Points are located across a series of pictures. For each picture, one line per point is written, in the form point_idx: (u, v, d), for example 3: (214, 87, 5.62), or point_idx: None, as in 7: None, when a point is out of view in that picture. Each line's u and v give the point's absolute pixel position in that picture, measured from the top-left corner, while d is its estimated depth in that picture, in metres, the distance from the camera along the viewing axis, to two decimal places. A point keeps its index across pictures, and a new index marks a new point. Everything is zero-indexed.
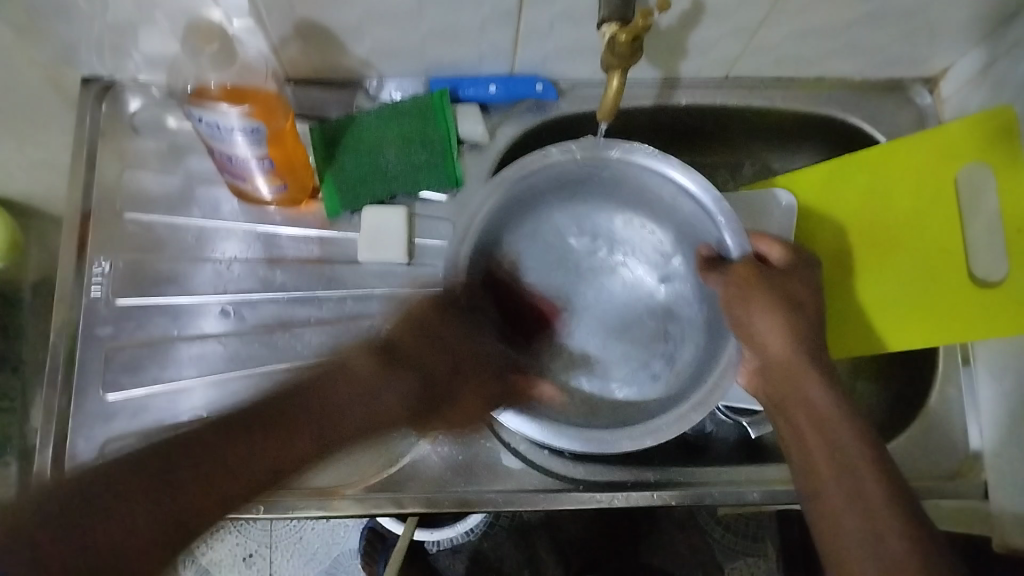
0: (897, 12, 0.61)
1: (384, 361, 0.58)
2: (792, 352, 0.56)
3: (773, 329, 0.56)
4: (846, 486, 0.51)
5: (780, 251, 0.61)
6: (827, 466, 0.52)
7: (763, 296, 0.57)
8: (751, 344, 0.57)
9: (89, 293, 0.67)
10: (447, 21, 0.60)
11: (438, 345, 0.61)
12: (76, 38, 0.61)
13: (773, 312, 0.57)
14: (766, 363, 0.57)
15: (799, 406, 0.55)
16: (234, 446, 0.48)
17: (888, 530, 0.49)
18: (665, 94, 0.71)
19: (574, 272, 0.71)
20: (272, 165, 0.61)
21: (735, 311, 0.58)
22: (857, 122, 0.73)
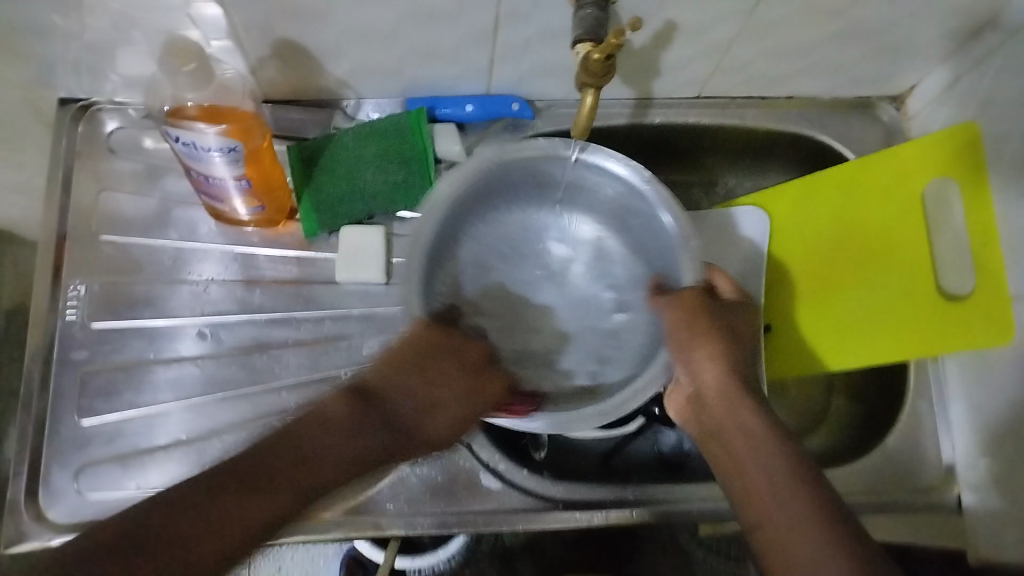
0: (863, 30, 0.63)
1: (359, 407, 0.55)
2: (725, 381, 0.55)
3: (708, 359, 0.56)
4: (783, 511, 0.49)
5: (733, 290, 0.61)
6: (765, 495, 0.50)
7: (704, 326, 0.57)
8: (685, 371, 0.57)
9: (64, 316, 0.66)
10: (424, 42, 0.61)
11: (418, 378, 0.57)
12: (52, 60, 0.61)
13: (708, 340, 0.57)
14: (699, 391, 0.56)
15: (734, 433, 0.53)
16: (231, 499, 0.47)
17: (824, 558, 0.46)
18: (639, 113, 0.72)
19: (528, 268, 0.70)
20: (249, 184, 0.61)
21: (679, 341, 0.58)
22: (827, 139, 0.74)
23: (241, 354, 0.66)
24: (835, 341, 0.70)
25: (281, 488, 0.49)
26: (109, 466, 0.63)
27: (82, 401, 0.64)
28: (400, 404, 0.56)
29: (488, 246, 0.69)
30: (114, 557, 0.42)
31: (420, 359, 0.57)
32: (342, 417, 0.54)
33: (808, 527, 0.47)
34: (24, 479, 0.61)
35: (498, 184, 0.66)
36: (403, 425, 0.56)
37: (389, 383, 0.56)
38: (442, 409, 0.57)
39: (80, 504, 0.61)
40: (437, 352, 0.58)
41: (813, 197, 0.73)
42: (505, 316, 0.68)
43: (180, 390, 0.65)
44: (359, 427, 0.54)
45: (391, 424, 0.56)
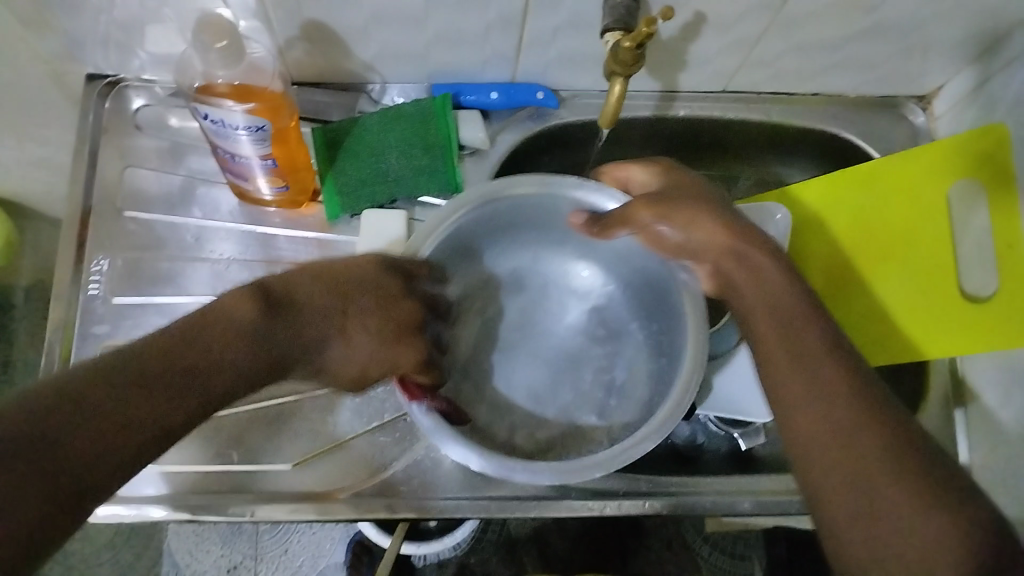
0: (893, 26, 0.63)
1: (268, 316, 0.48)
2: (730, 240, 0.55)
3: (708, 234, 0.56)
4: (820, 380, 0.48)
5: (643, 175, 0.61)
6: (794, 360, 0.49)
7: (679, 199, 0.57)
8: (687, 249, 0.58)
9: (87, 290, 0.66)
10: (452, 27, 0.61)
11: (338, 299, 0.51)
12: (81, 34, 0.61)
13: (698, 218, 0.56)
14: (714, 265, 0.56)
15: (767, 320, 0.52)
16: (127, 402, 0.40)
17: (869, 428, 0.45)
18: (664, 106, 0.72)
19: (528, 326, 0.68)
20: (274, 165, 0.61)
21: (664, 230, 0.57)
22: (852, 138, 0.74)
23: None
24: (861, 333, 0.69)
25: (184, 382, 0.43)
26: None
27: None
28: (309, 323, 0.50)
29: (492, 306, 0.68)
30: (23, 459, 0.35)
31: (337, 276, 0.53)
32: (247, 332, 0.46)
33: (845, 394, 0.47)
34: None
35: (493, 219, 0.65)
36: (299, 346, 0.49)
37: (310, 296, 0.51)
38: (355, 335, 0.51)
39: None
40: (367, 277, 0.53)
41: (846, 188, 0.71)
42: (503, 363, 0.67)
43: None
44: (260, 342, 0.47)
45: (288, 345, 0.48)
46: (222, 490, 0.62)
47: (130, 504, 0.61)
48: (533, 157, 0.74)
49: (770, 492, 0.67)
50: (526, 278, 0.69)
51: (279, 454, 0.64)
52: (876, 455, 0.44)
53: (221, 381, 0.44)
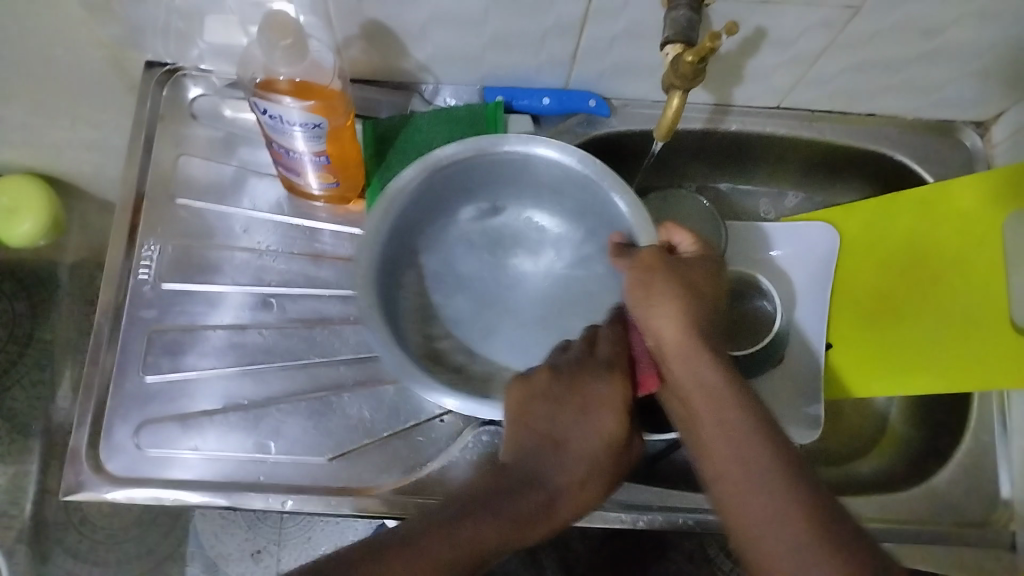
0: (957, 51, 0.61)
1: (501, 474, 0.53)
2: (685, 332, 0.53)
3: (672, 320, 0.53)
4: (750, 489, 0.47)
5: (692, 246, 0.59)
6: (729, 462, 0.48)
7: (660, 279, 0.55)
8: (646, 325, 0.55)
9: (136, 275, 0.68)
10: (510, 31, 0.61)
11: (551, 429, 0.54)
12: (144, 23, 0.62)
13: (665, 299, 0.53)
14: (659, 346, 0.54)
15: (699, 400, 0.51)
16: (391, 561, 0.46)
17: (799, 541, 0.44)
18: (716, 119, 0.71)
19: (491, 272, 0.68)
20: (327, 160, 0.62)
21: (638, 297, 0.55)
22: (904, 160, 0.73)
23: (304, 327, 0.68)
24: (881, 371, 0.69)
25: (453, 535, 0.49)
26: (171, 423, 0.64)
27: (148, 358, 0.66)
28: (548, 465, 0.53)
29: (455, 252, 0.68)
30: None
31: (540, 409, 0.55)
32: (483, 495, 0.52)
33: (781, 500, 0.46)
34: (88, 429, 0.63)
35: (459, 174, 0.65)
36: (567, 481, 0.53)
37: (513, 444, 0.55)
38: (574, 442, 0.54)
39: (138, 458, 0.63)
40: (552, 387, 0.55)
41: (891, 215, 0.72)
42: (457, 309, 0.66)
43: (242, 355, 0.67)
44: (536, 485, 0.53)
45: (533, 489, 0.52)
46: (258, 480, 0.63)
47: (169, 489, 0.62)
48: None
49: None
50: (495, 230, 0.69)
51: (317, 448, 0.64)
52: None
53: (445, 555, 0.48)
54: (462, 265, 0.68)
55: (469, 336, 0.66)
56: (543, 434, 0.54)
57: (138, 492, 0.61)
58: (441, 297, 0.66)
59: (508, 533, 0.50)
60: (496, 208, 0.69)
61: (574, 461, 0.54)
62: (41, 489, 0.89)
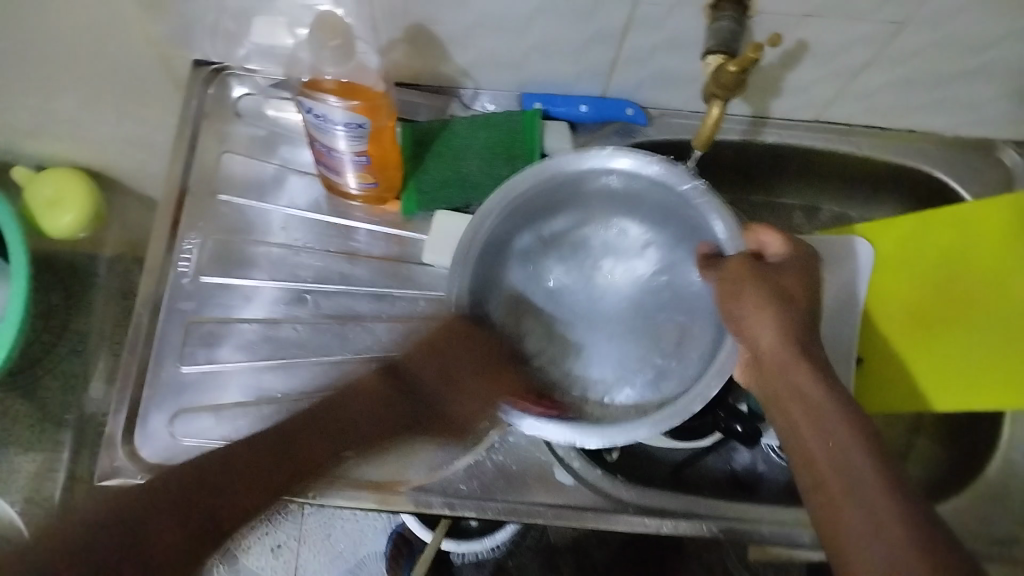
0: (1002, 69, 0.61)
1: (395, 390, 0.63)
2: (779, 345, 0.54)
3: (764, 322, 0.55)
4: (848, 485, 0.49)
5: (781, 247, 0.59)
6: (825, 459, 0.50)
7: (752, 291, 0.56)
8: (741, 337, 0.57)
9: (177, 267, 0.69)
10: (554, 38, 0.62)
11: (446, 370, 0.63)
12: (195, 23, 0.63)
13: (760, 310, 0.55)
14: (756, 355, 0.56)
15: (792, 398, 0.53)
16: (258, 468, 0.53)
17: (894, 532, 0.46)
18: (753, 130, 0.71)
19: (580, 285, 0.68)
20: (367, 160, 0.63)
21: (729, 308, 0.57)
22: (942, 177, 0.73)
23: (337, 323, 0.69)
24: (933, 385, 0.68)
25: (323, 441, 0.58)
26: (205, 413, 0.65)
27: (186, 349, 0.67)
28: (425, 388, 0.64)
29: (545, 266, 0.68)
30: (168, 523, 0.48)
31: (439, 344, 0.63)
32: (378, 396, 0.62)
33: (878, 499, 0.47)
34: (124, 415, 0.64)
35: (540, 200, 0.65)
36: (465, 415, 0.65)
37: (418, 365, 0.64)
38: (469, 396, 0.64)
39: (173, 447, 0.64)
40: (444, 343, 0.63)
41: (933, 228, 0.71)
42: (541, 328, 0.67)
43: (276, 349, 0.68)
44: (401, 396, 0.63)
45: (411, 399, 0.63)
46: None
47: None
48: None
49: None
50: (581, 241, 0.69)
51: None
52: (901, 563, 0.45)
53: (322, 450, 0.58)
54: (551, 276, 0.68)
55: (554, 350, 0.67)
56: (437, 368, 0.64)
57: None
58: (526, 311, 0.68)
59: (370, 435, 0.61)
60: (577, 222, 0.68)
61: (475, 397, 0.64)
62: (69, 476, 0.91)
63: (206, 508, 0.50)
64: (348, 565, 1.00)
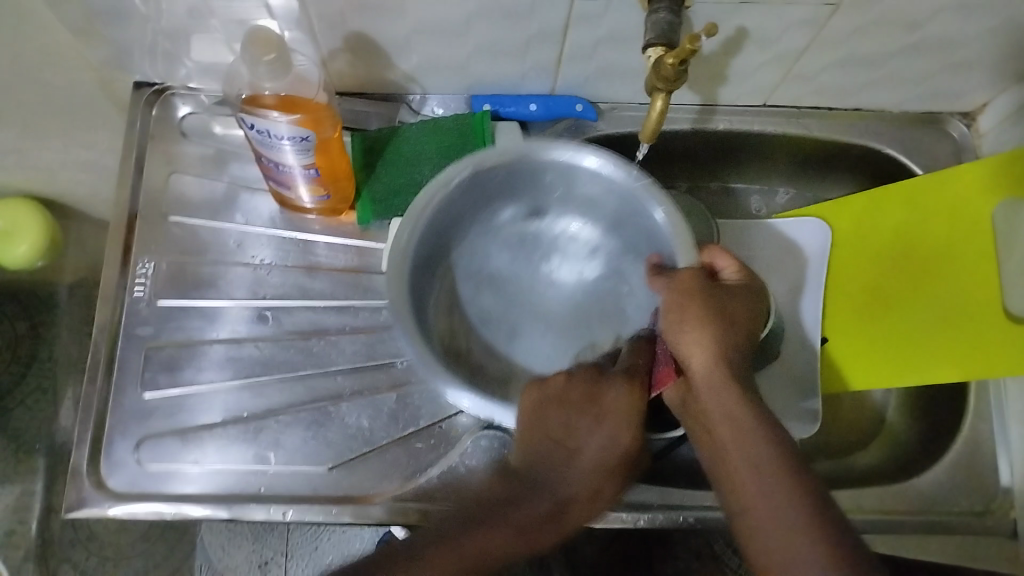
0: (942, 43, 0.62)
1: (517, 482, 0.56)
2: (711, 365, 0.54)
3: (694, 341, 0.55)
4: (762, 509, 0.48)
5: (735, 271, 0.60)
6: (742, 472, 0.50)
7: (694, 308, 0.56)
8: (676, 355, 0.56)
9: (132, 293, 0.68)
10: (494, 39, 0.61)
11: (557, 434, 0.56)
12: (133, 44, 0.62)
13: (699, 328, 0.55)
14: (687, 371, 0.56)
15: (717, 419, 0.53)
16: None
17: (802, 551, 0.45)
18: (703, 119, 0.72)
19: (524, 276, 0.69)
20: (317, 174, 0.62)
21: (668, 323, 0.57)
22: (893, 154, 0.73)
23: (300, 338, 0.68)
24: (881, 363, 0.69)
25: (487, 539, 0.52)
26: (170, 438, 0.65)
27: (146, 375, 0.66)
28: (546, 470, 0.56)
29: (491, 252, 0.70)
30: None
31: (540, 424, 0.57)
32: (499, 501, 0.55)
33: (787, 508, 0.47)
34: (87, 447, 0.64)
35: (492, 183, 0.66)
36: (568, 481, 0.56)
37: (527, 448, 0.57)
38: (578, 448, 0.56)
39: (141, 474, 0.63)
40: (570, 396, 0.57)
41: (883, 206, 0.72)
42: (489, 316, 0.68)
43: (239, 369, 0.67)
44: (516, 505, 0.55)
45: (537, 495, 0.55)
46: (259, 491, 0.63)
47: (171, 504, 0.62)
48: None
49: None
50: (535, 234, 0.70)
51: (316, 457, 0.65)
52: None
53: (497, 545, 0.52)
54: (497, 265, 0.70)
55: (494, 339, 0.68)
56: (548, 442, 0.56)
57: (138, 508, 0.62)
58: (470, 295, 0.68)
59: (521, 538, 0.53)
60: (534, 212, 0.70)
61: (580, 468, 0.56)
62: (47, 508, 0.89)
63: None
64: None
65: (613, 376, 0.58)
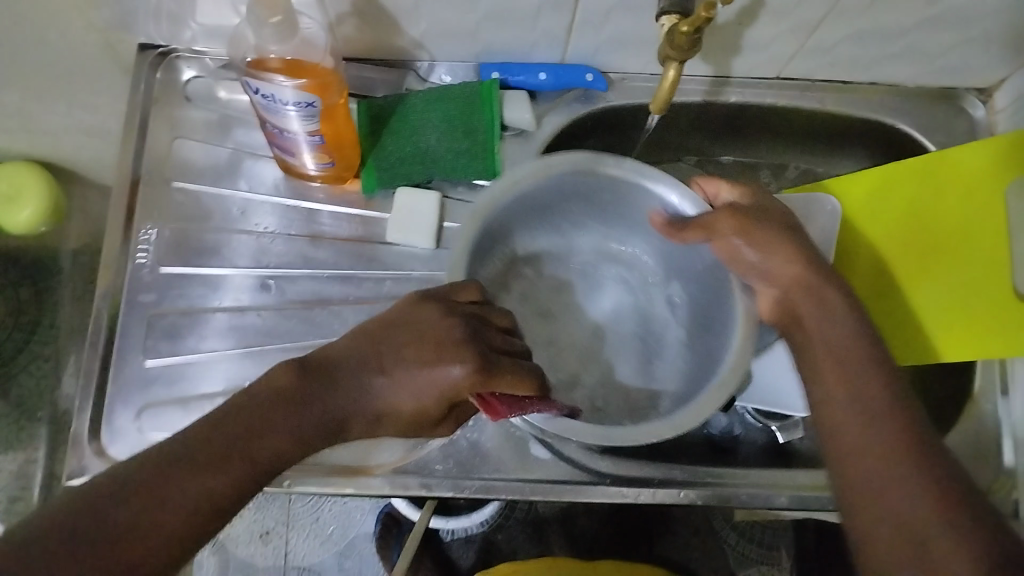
0: (960, 17, 0.60)
1: (315, 378, 0.48)
2: (805, 271, 0.57)
3: (784, 252, 0.58)
4: (849, 394, 0.51)
5: (736, 192, 0.62)
6: (835, 360, 0.53)
7: (762, 230, 0.58)
8: (762, 276, 0.59)
9: (135, 259, 0.68)
10: (505, 5, 0.60)
11: (384, 356, 0.50)
12: (136, 5, 0.61)
13: (781, 245, 0.58)
14: (781, 287, 0.58)
15: (820, 319, 0.55)
16: (128, 511, 0.41)
17: (883, 426, 0.48)
18: (715, 91, 0.70)
19: (585, 273, 0.72)
20: (322, 141, 0.62)
21: (732, 252, 0.60)
22: (907, 129, 0.72)
23: (303, 308, 0.68)
24: (889, 338, 0.69)
25: (273, 432, 0.46)
26: (170, 407, 0.64)
27: (148, 342, 0.66)
28: (352, 383, 0.49)
29: (561, 243, 0.72)
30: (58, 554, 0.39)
31: (384, 334, 0.51)
32: (287, 397, 0.47)
33: (878, 389, 0.50)
34: (88, 413, 0.63)
35: (605, 190, 0.66)
36: (367, 402, 0.49)
37: (344, 352, 0.50)
38: (391, 376, 0.49)
39: (141, 442, 0.63)
40: (422, 324, 0.51)
41: (898, 179, 0.71)
42: (543, 290, 0.71)
43: (242, 337, 0.67)
44: (305, 409, 0.47)
45: (329, 400, 0.48)
46: None
47: None
48: (578, 140, 0.73)
49: (808, 486, 0.67)
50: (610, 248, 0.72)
51: None
52: (882, 450, 0.47)
53: (275, 446, 0.46)
54: (545, 246, 0.71)
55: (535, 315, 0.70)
56: (374, 357, 0.50)
57: None
58: (534, 272, 0.71)
59: (290, 443, 0.46)
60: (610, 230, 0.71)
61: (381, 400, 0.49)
62: (49, 474, 0.89)
63: (165, 489, 0.42)
64: (339, 548, 0.97)
65: (458, 350, 0.50)
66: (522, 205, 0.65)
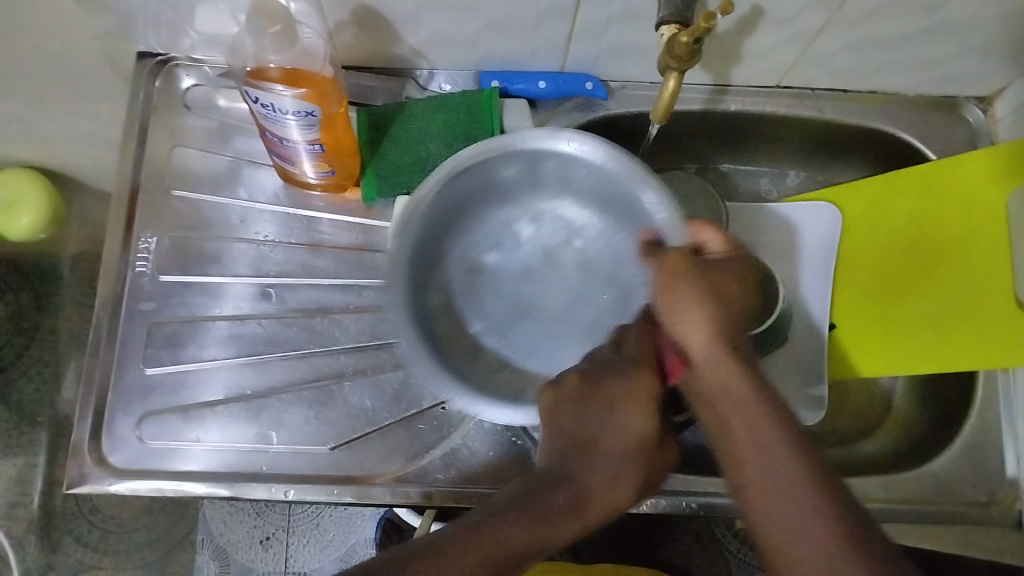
0: (961, 25, 0.60)
1: (528, 482, 0.53)
2: (708, 337, 0.50)
3: (694, 322, 0.51)
4: (758, 469, 0.45)
5: (718, 240, 0.57)
6: (739, 426, 0.47)
7: (687, 285, 0.53)
8: (671, 329, 0.53)
9: (134, 267, 0.68)
10: (504, 14, 0.60)
11: (580, 424, 0.55)
12: (136, 13, 0.61)
13: (691, 302, 0.52)
14: (684, 344, 0.52)
15: (715, 382, 0.49)
16: None
17: (811, 525, 0.42)
18: (715, 99, 0.70)
19: (537, 259, 0.69)
20: (321, 150, 0.61)
21: (664, 300, 0.54)
22: (907, 138, 0.72)
23: (303, 316, 0.68)
24: (885, 350, 0.69)
25: (513, 529, 0.50)
26: (171, 416, 0.64)
27: (147, 350, 0.66)
28: (563, 471, 0.54)
29: (503, 231, 0.69)
30: None
31: (569, 416, 0.56)
32: (520, 497, 0.52)
33: (782, 457, 0.45)
34: (87, 422, 0.63)
35: (530, 162, 0.66)
36: (605, 477, 0.54)
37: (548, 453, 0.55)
38: (602, 447, 0.55)
39: (141, 450, 0.63)
40: (576, 398, 0.56)
41: (892, 190, 0.71)
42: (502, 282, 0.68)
43: (241, 346, 0.67)
44: (529, 503, 0.52)
45: (563, 487, 0.53)
46: (261, 470, 0.63)
47: (172, 481, 0.62)
48: None
49: None
50: (557, 220, 0.69)
51: (317, 437, 0.65)
52: (813, 554, 0.42)
53: (506, 539, 0.49)
54: (495, 236, 0.69)
55: (502, 309, 0.67)
56: (580, 429, 0.55)
57: (141, 485, 0.62)
58: (483, 264, 0.68)
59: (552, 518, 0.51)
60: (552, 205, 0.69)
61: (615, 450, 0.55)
62: (48, 481, 0.88)
63: None
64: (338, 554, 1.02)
65: (626, 387, 0.56)
66: (455, 183, 0.64)
